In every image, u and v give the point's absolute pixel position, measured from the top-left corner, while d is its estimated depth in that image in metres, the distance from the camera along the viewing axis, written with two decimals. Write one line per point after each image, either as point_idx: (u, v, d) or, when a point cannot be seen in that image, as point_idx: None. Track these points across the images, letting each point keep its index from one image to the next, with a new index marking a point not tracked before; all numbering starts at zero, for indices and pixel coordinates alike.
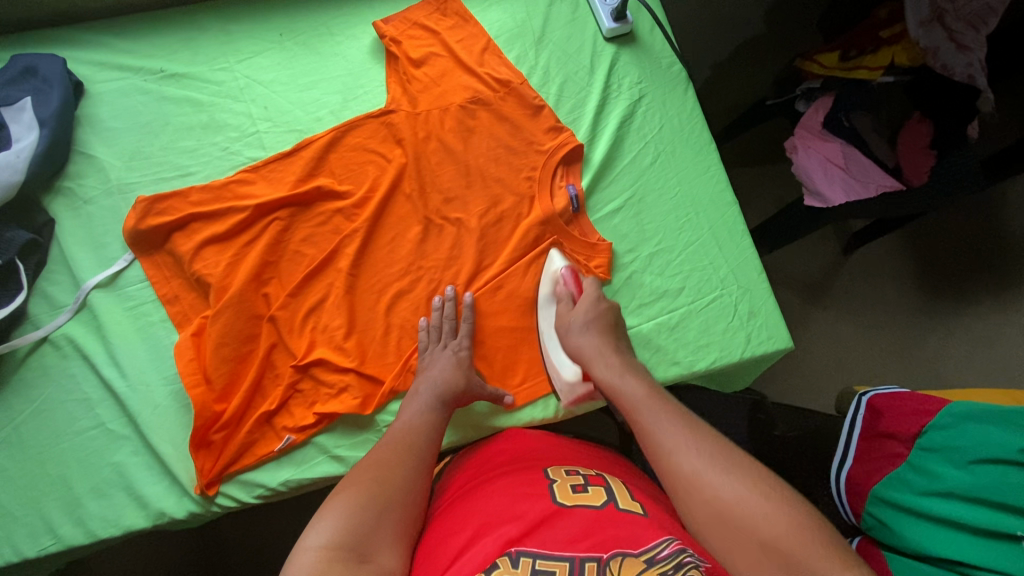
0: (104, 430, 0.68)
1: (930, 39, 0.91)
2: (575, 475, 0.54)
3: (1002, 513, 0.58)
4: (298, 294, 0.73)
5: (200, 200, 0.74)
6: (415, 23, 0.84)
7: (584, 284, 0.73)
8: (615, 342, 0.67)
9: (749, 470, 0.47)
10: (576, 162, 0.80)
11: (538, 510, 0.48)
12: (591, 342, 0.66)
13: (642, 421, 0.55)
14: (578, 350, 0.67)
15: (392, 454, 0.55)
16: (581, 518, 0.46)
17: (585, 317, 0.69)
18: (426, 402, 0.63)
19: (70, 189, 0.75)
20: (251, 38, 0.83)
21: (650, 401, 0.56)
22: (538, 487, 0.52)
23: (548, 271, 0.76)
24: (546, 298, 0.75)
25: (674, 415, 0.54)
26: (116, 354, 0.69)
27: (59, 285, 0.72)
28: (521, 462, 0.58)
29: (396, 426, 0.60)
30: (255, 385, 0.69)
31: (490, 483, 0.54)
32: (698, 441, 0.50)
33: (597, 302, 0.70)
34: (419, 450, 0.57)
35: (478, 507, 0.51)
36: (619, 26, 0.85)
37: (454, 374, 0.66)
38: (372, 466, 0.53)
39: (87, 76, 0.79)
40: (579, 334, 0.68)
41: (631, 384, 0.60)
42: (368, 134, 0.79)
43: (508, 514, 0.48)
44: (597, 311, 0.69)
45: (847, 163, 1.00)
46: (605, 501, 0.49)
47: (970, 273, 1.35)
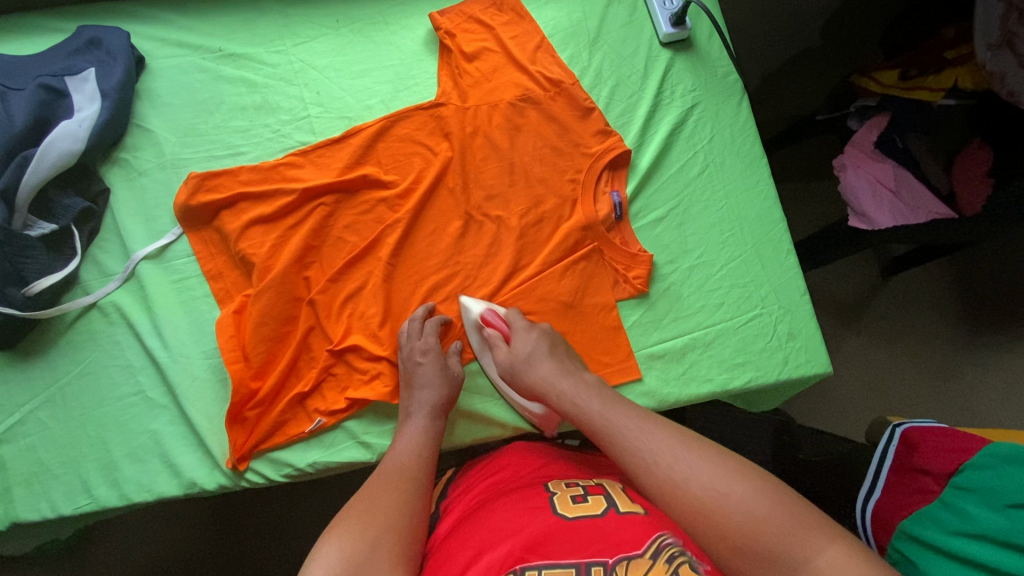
0: (143, 397, 0.70)
1: (999, 64, 0.87)
2: (574, 486, 0.55)
3: None
4: (338, 280, 0.74)
5: (250, 179, 0.76)
6: (470, 16, 0.84)
7: (508, 318, 0.71)
8: (562, 364, 0.66)
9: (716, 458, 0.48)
10: (621, 167, 0.80)
11: (540, 522, 0.48)
12: (547, 368, 0.65)
13: (607, 436, 0.55)
14: (532, 385, 0.66)
15: (391, 483, 0.57)
16: (583, 531, 0.47)
17: (523, 350, 0.67)
18: (422, 424, 0.65)
19: (125, 160, 0.77)
20: (308, 23, 0.84)
21: (612, 414, 0.57)
22: (537, 500, 0.52)
23: (467, 321, 0.73)
24: (482, 346, 0.73)
25: (634, 422, 0.55)
26: (160, 324, 0.71)
27: (110, 254, 0.74)
28: (516, 481, 0.58)
29: (391, 456, 0.62)
30: (291, 366, 0.70)
31: (493, 501, 0.55)
32: (659, 442, 0.51)
33: (528, 333, 0.69)
34: (417, 482, 0.58)
35: (481, 525, 0.51)
36: (677, 31, 0.84)
37: (445, 389, 0.68)
38: (376, 496, 0.55)
39: (148, 51, 0.81)
40: (532, 367, 0.66)
41: (586, 402, 0.60)
42: (417, 125, 0.80)
43: (510, 529, 0.48)
44: (533, 341, 0.68)
45: (898, 187, 0.97)
46: (605, 507, 0.50)
47: (1014, 306, 1.30)
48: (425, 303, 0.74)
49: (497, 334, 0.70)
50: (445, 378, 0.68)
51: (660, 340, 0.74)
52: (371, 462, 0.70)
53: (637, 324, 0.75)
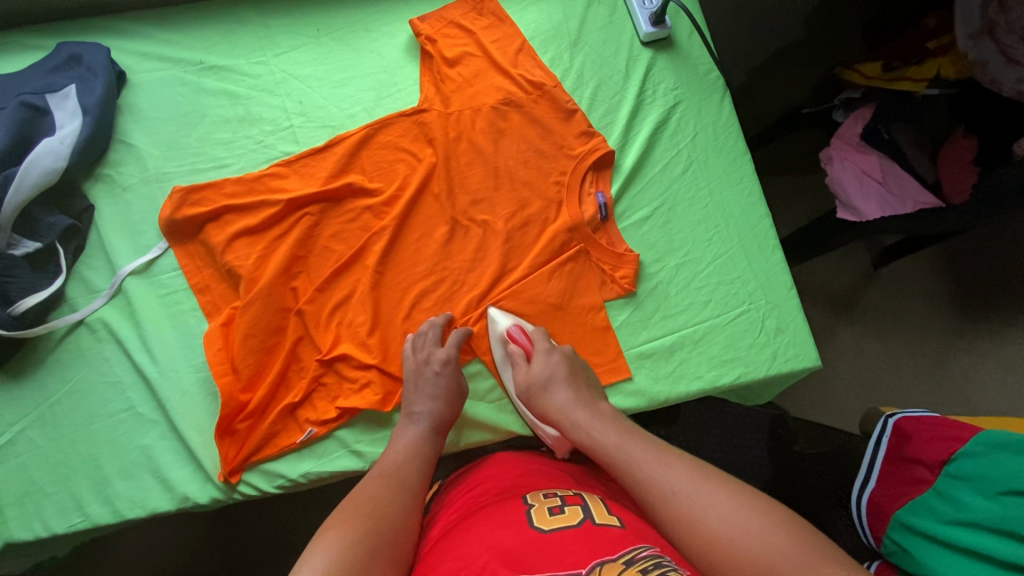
0: (133, 413, 0.69)
1: (981, 52, 0.88)
2: (552, 497, 0.55)
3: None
4: (325, 289, 0.74)
5: (234, 191, 0.76)
6: (451, 22, 0.84)
7: (533, 338, 0.72)
8: (580, 392, 0.67)
9: (737, 498, 0.50)
10: (606, 168, 0.80)
11: (515, 535, 0.48)
12: (565, 395, 0.67)
13: (624, 468, 0.57)
14: (547, 409, 0.67)
15: (383, 488, 0.57)
16: (559, 541, 0.47)
17: (543, 371, 0.68)
18: (421, 433, 0.65)
19: (109, 176, 0.77)
20: (289, 33, 0.84)
21: (631, 445, 0.59)
22: (514, 514, 0.52)
23: (493, 333, 0.73)
24: (502, 360, 0.73)
25: (652, 456, 0.57)
26: (148, 339, 0.71)
27: (96, 270, 0.74)
28: (498, 493, 0.58)
29: (389, 460, 0.62)
30: (280, 377, 0.70)
31: (472, 514, 0.55)
32: (677, 476, 0.54)
33: (549, 354, 0.70)
34: (409, 488, 0.58)
35: (460, 538, 0.51)
36: (658, 30, 0.84)
37: (449, 400, 0.68)
38: (364, 501, 0.55)
39: (129, 66, 0.81)
40: (549, 393, 0.67)
41: (602, 434, 0.62)
42: (400, 132, 0.80)
43: (487, 541, 0.48)
44: (551, 363, 0.69)
45: (885, 178, 0.99)
46: (581, 518, 0.50)
47: (1005, 292, 1.31)
48: (444, 313, 0.74)
49: (519, 351, 0.71)
50: (452, 390, 0.69)
51: (649, 339, 0.74)
52: (363, 471, 0.70)
53: (625, 324, 0.75)
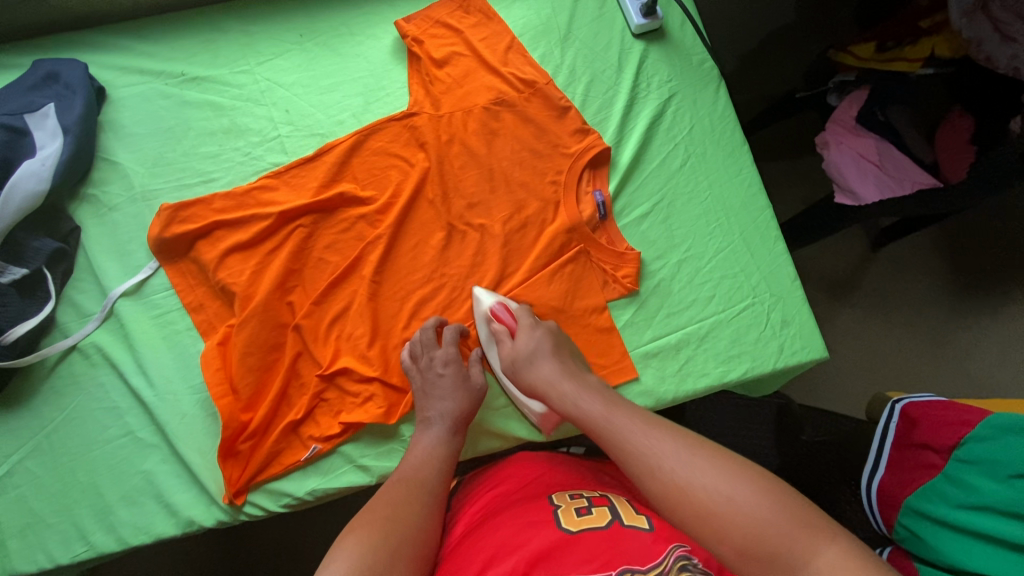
0: (133, 438, 0.68)
1: (975, 31, 0.86)
2: (578, 498, 0.54)
3: None
4: (322, 302, 0.73)
5: (223, 206, 0.74)
6: (437, 21, 0.82)
7: (517, 314, 0.70)
8: (565, 363, 0.65)
9: (719, 467, 0.48)
10: (602, 165, 0.78)
11: (543, 536, 0.47)
12: (547, 368, 0.64)
13: (609, 440, 0.55)
14: (532, 385, 0.65)
15: (403, 492, 0.56)
16: (588, 542, 0.46)
17: (524, 346, 0.66)
18: (439, 436, 0.64)
19: (94, 196, 0.75)
20: (271, 39, 0.82)
21: (611, 417, 0.56)
22: (541, 514, 0.51)
23: (477, 312, 0.72)
24: (488, 337, 0.72)
25: (635, 425, 0.54)
26: (144, 362, 0.69)
27: (86, 293, 0.72)
28: (523, 491, 0.57)
29: (407, 464, 0.61)
30: (281, 395, 0.69)
31: (497, 514, 0.54)
32: (663, 445, 0.51)
33: (532, 329, 0.68)
34: (430, 491, 0.58)
35: (486, 539, 0.50)
36: (649, 22, 0.82)
37: (463, 402, 0.67)
38: (386, 504, 0.54)
39: (108, 81, 0.78)
40: (530, 368, 0.65)
41: (587, 405, 0.59)
42: (391, 137, 0.78)
43: (515, 545, 0.47)
44: (535, 338, 0.67)
45: (882, 161, 0.97)
46: (610, 520, 0.50)
47: (1003, 269, 1.31)
48: (433, 315, 0.72)
49: (504, 329, 0.70)
50: (464, 390, 0.67)
51: (653, 338, 0.73)
52: (371, 485, 0.69)
53: (629, 324, 0.74)
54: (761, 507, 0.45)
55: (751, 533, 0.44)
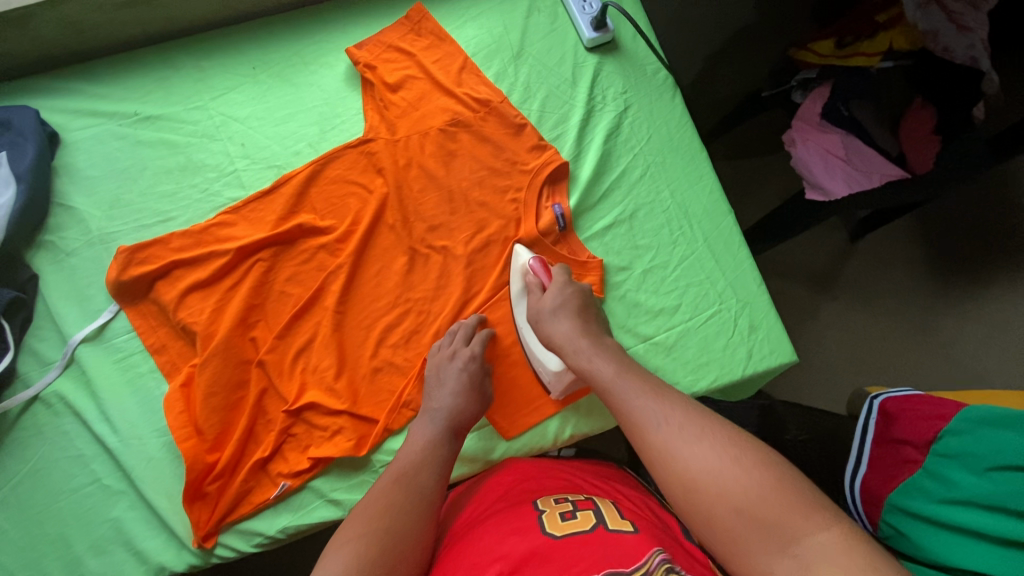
0: (100, 486, 0.67)
1: (930, 22, 0.88)
2: (563, 503, 0.54)
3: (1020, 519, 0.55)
4: (286, 335, 0.72)
5: (181, 245, 0.73)
6: (389, 46, 0.82)
7: (554, 273, 0.70)
8: (586, 324, 0.65)
9: (719, 441, 0.47)
10: (562, 180, 0.78)
11: (527, 544, 0.47)
12: (565, 328, 0.64)
13: (615, 399, 0.55)
14: (550, 338, 0.65)
15: (398, 496, 0.54)
16: (572, 549, 0.46)
17: (553, 300, 0.67)
18: (437, 430, 0.62)
19: (51, 242, 0.74)
20: (224, 73, 0.81)
21: (619, 381, 0.56)
22: (527, 519, 0.51)
23: (515, 266, 0.73)
24: (519, 292, 0.72)
25: (644, 391, 0.54)
26: (107, 409, 0.69)
27: (47, 341, 0.71)
28: (511, 498, 0.57)
29: (401, 459, 0.59)
30: (247, 433, 0.68)
31: (481, 522, 0.54)
32: (666, 410, 0.51)
33: (564, 286, 0.68)
34: (427, 495, 0.55)
35: (472, 548, 0.50)
36: (600, 35, 0.82)
37: (469, 403, 0.65)
38: (378, 511, 0.52)
39: (61, 126, 0.78)
40: (551, 321, 0.66)
41: (599, 367, 0.59)
42: (348, 165, 0.77)
43: (499, 553, 0.47)
44: (565, 295, 0.67)
45: (848, 155, 0.97)
46: (594, 523, 0.49)
47: (984, 252, 1.31)
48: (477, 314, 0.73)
49: (537, 283, 0.70)
50: (477, 390, 0.67)
51: (620, 350, 0.73)
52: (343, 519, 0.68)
53: None
54: (747, 478, 0.44)
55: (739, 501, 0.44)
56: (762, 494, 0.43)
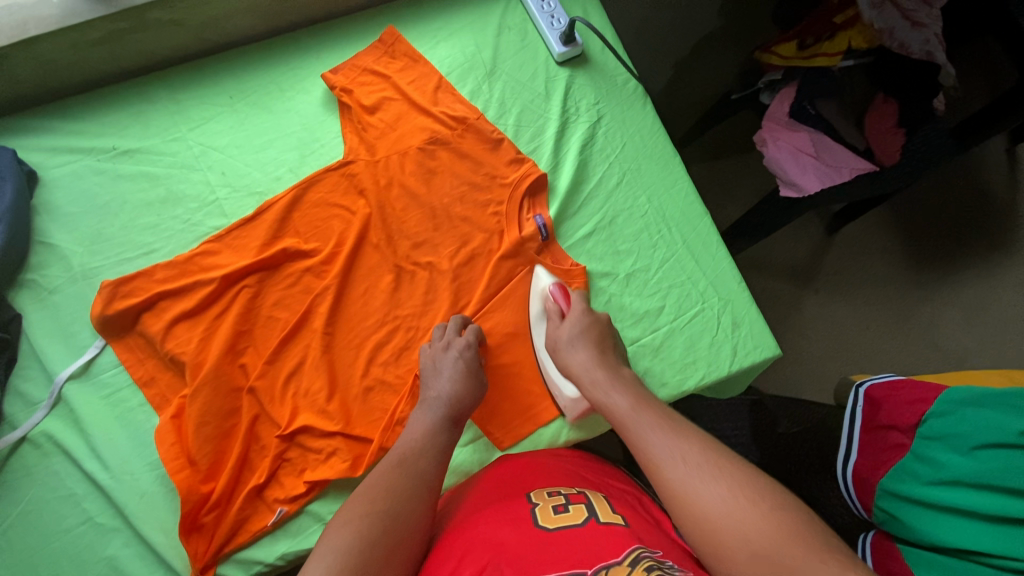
0: (93, 525, 0.66)
1: (885, 20, 0.91)
2: (555, 495, 0.54)
3: (1009, 498, 0.58)
4: (276, 360, 0.72)
5: (166, 276, 0.73)
6: (364, 69, 0.83)
7: (573, 298, 0.71)
8: (602, 354, 0.64)
9: (740, 485, 0.47)
10: (541, 191, 0.79)
11: (519, 536, 0.48)
12: (580, 358, 0.64)
13: (631, 436, 0.54)
14: (568, 368, 0.65)
15: (399, 480, 0.54)
16: (565, 542, 0.46)
17: (572, 329, 0.67)
18: (438, 418, 0.62)
19: (33, 281, 0.74)
20: (201, 104, 0.82)
21: (637, 415, 0.55)
22: (519, 512, 0.52)
23: (535, 292, 0.74)
24: (540, 315, 0.73)
25: (663, 427, 0.53)
26: (97, 446, 0.68)
27: (32, 381, 0.71)
28: (504, 490, 0.58)
29: (399, 446, 0.59)
30: (241, 461, 0.68)
31: (476, 512, 0.55)
32: (686, 450, 0.50)
33: (583, 315, 0.68)
34: (427, 481, 0.55)
35: (467, 537, 0.51)
36: (570, 49, 0.84)
37: (467, 389, 0.65)
38: (375, 494, 0.52)
39: (39, 164, 0.78)
40: (568, 350, 0.65)
41: (616, 401, 0.58)
42: (329, 188, 0.78)
43: (493, 543, 0.48)
44: (584, 324, 0.67)
45: (818, 151, 1.00)
46: (587, 517, 0.50)
47: (956, 238, 1.35)
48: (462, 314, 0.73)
49: (556, 309, 0.70)
50: (473, 377, 0.66)
51: None
52: None
53: None
54: (769, 524, 0.44)
55: (762, 546, 0.43)
56: (784, 541, 0.42)
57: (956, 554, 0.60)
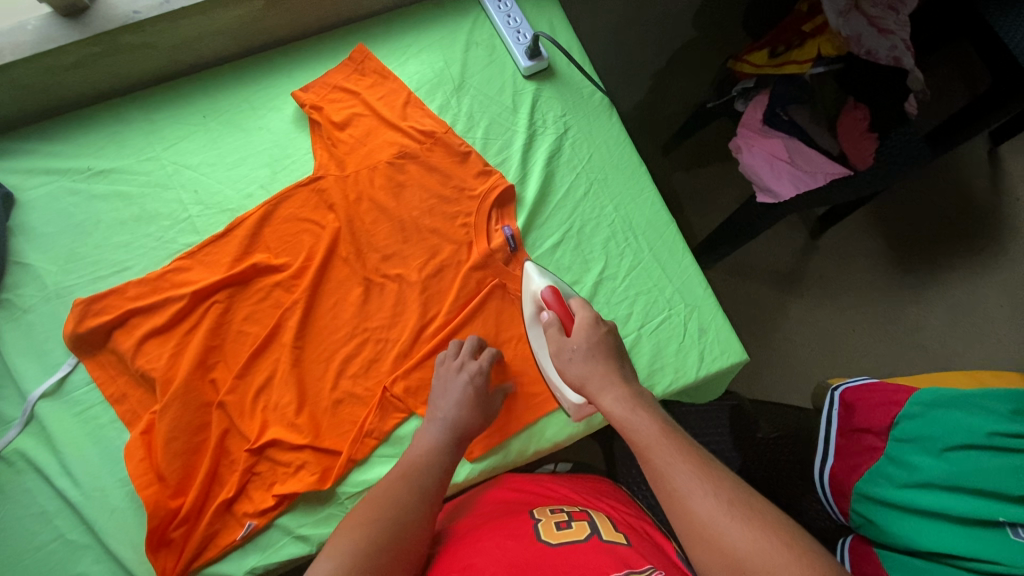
0: (64, 542, 0.66)
1: (852, 27, 0.91)
2: (558, 513, 0.56)
3: (987, 499, 0.58)
4: (245, 375, 0.73)
5: (138, 293, 0.74)
6: (335, 86, 0.85)
7: (572, 307, 0.68)
8: (618, 372, 0.61)
9: (771, 525, 0.45)
10: (509, 203, 0.80)
11: (522, 549, 0.49)
12: (596, 369, 0.62)
13: (654, 463, 0.52)
14: (580, 382, 0.62)
15: (401, 491, 0.56)
16: (568, 556, 0.48)
17: (586, 344, 0.63)
18: (442, 438, 0.64)
19: (8, 300, 0.75)
20: (175, 124, 0.84)
21: (664, 439, 0.53)
22: (522, 526, 0.54)
23: (528, 292, 0.73)
24: (535, 317, 0.72)
25: (689, 460, 0.51)
26: (68, 463, 0.68)
27: (5, 399, 0.71)
28: (510, 506, 0.59)
29: (406, 460, 0.61)
30: (210, 476, 0.68)
31: (477, 528, 0.56)
32: (714, 485, 0.49)
33: (593, 328, 0.65)
34: (428, 494, 0.57)
35: (468, 551, 0.52)
36: (536, 63, 0.86)
37: (472, 415, 0.66)
38: (380, 504, 0.55)
39: (16, 186, 0.79)
40: (581, 363, 0.63)
41: (642, 422, 0.55)
42: (299, 203, 0.80)
43: (496, 554, 0.50)
44: (594, 340, 0.64)
45: (792, 157, 1.00)
46: (588, 534, 0.52)
47: (939, 239, 1.36)
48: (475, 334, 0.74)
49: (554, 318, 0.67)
50: (480, 405, 0.68)
51: None
52: (312, 554, 0.68)
53: None
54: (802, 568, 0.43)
55: None
56: None
57: (931, 557, 0.60)
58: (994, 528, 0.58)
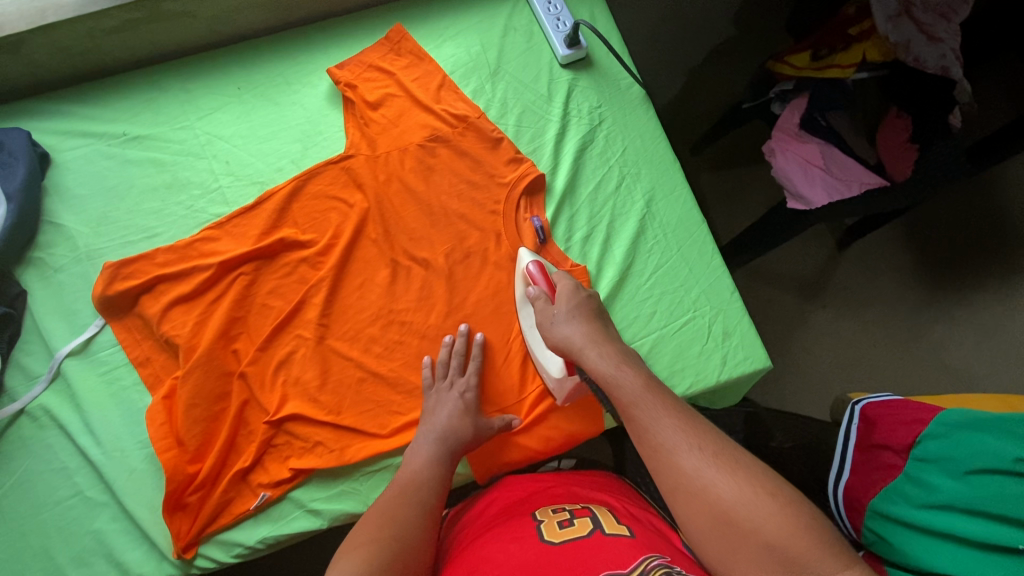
0: (82, 498, 0.68)
1: (902, 34, 0.88)
2: (560, 511, 0.55)
3: (1005, 526, 0.55)
4: (267, 347, 0.73)
5: (166, 260, 0.75)
6: (370, 65, 0.84)
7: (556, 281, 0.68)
8: (596, 329, 0.61)
9: (755, 477, 0.46)
10: (539, 192, 0.80)
11: (525, 551, 0.48)
12: (577, 331, 0.61)
13: (639, 419, 0.52)
14: (561, 344, 0.62)
15: (404, 509, 0.56)
16: (570, 553, 0.47)
17: (567, 308, 0.63)
18: (437, 451, 0.63)
19: (40, 259, 0.76)
20: (210, 94, 0.84)
21: (649, 394, 0.53)
22: (523, 529, 0.53)
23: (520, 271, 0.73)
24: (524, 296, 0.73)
25: (674, 416, 0.51)
26: (91, 422, 0.70)
27: (34, 355, 0.73)
28: (512, 509, 0.58)
29: (404, 477, 0.61)
30: (228, 445, 0.69)
31: (482, 535, 0.55)
32: (698, 439, 0.49)
33: (574, 292, 0.65)
34: (430, 508, 0.57)
35: (472, 558, 0.51)
36: (574, 52, 0.85)
37: (461, 423, 0.66)
38: (384, 520, 0.54)
39: (52, 146, 0.80)
40: (563, 326, 0.62)
41: (626, 379, 0.55)
42: (329, 180, 0.79)
43: (499, 558, 0.48)
44: (575, 303, 0.63)
45: (827, 163, 0.96)
46: (591, 530, 0.51)
47: (972, 257, 1.32)
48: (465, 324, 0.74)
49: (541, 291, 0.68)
50: (469, 411, 0.67)
51: None
52: (322, 529, 0.68)
53: None
54: (786, 519, 0.43)
55: (776, 539, 0.43)
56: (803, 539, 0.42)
57: None
58: (1014, 557, 0.53)
